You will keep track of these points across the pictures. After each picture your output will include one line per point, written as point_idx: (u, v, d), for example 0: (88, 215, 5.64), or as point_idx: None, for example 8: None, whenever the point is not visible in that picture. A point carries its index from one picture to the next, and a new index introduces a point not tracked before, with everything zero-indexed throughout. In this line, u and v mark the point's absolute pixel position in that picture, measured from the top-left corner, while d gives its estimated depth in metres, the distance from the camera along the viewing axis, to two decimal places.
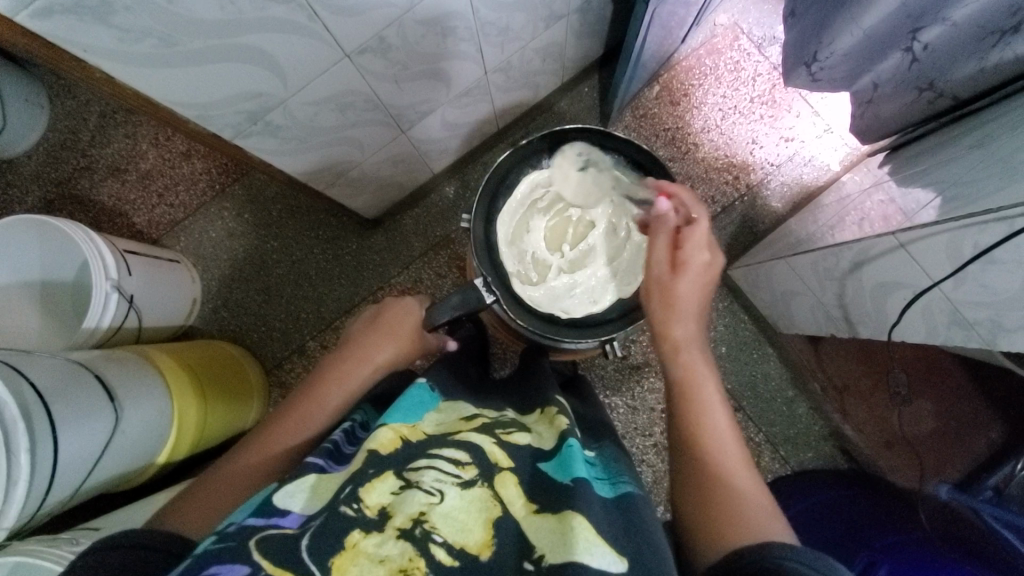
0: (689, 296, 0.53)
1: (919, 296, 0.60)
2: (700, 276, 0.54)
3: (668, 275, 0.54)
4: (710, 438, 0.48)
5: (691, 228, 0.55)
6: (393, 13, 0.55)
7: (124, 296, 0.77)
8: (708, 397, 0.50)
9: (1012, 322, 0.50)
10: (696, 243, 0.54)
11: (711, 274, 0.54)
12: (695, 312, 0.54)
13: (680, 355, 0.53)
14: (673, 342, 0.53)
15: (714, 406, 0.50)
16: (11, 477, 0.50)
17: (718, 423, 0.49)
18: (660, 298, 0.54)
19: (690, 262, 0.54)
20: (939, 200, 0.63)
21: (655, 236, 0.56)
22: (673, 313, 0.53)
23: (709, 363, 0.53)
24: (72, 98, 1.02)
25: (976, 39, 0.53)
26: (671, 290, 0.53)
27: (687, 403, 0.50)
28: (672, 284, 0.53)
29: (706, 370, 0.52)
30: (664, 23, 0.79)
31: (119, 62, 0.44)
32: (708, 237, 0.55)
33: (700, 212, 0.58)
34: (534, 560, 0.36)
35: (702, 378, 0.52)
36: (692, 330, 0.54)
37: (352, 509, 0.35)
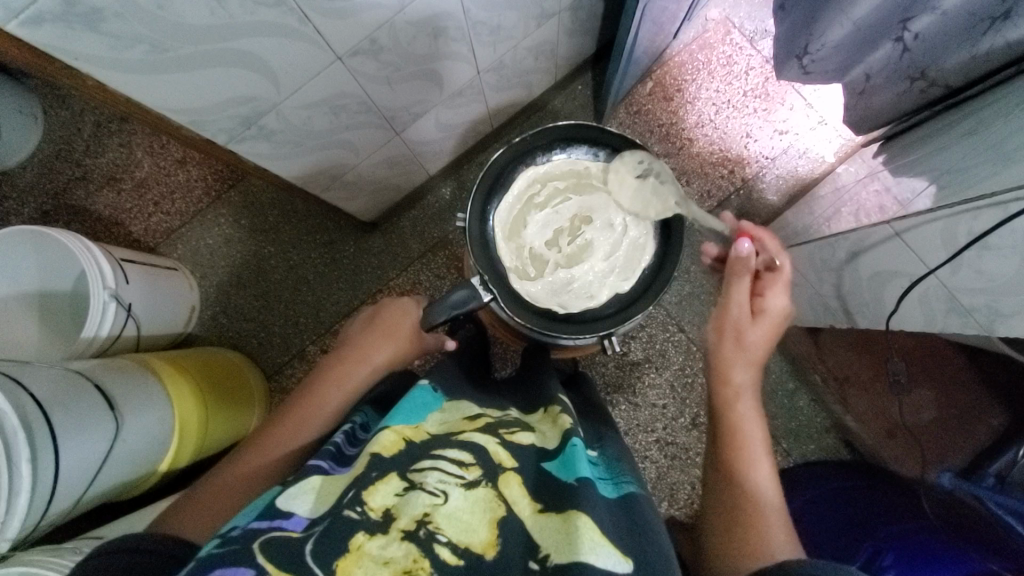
0: (755, 342, 0.58)
1: (916, 283, 0.61)
2: (772, 323, 0.59)
3: (744, 317, 0.59)
4: (752, 483, 0.52)
5: (771, 275, 0.60)
6: (384, 15, 0.55)
7: (122, 305, 0.77)
8: (757, 447, 0.54)
9: (1008, 308, 0.50)
10: (776, 291, 0.59)
11: (777, 321, 0.59)
12: (755, 360, 0.59)
13: (738, 400, 0.57)
14: (733, 387, 0.57)
15: (761, 454, 0.54)
16: (13, 489, 0.50)
17: (760, 472, 0.52)
18: (731, 337, 0.59)
19: (768, 309, 0.59)
20: (933, 188, 0.63)
21: (736, 279, 0.60)
22: (740, 357, 0.58)
23: (760, 415, 0.57)
24: (65, 108, 1.02)
25: (966, 26, 0.53)
26: (744, 332, 0.58)
27: (735, 447, 0.54)
28: (744, 325, 0.58)
29: (756, 419, 0.56)
30: (656, 19, 0.79)
31: (110, 69, 0.44)
32: (786, 287, 0.60)
33: (782, 258, 0.61)
34: (539, 560, 0.36)
35: (752, 425, 0.56)
36: (749, 378, 0.58)
37: (355, 512, 0.35)
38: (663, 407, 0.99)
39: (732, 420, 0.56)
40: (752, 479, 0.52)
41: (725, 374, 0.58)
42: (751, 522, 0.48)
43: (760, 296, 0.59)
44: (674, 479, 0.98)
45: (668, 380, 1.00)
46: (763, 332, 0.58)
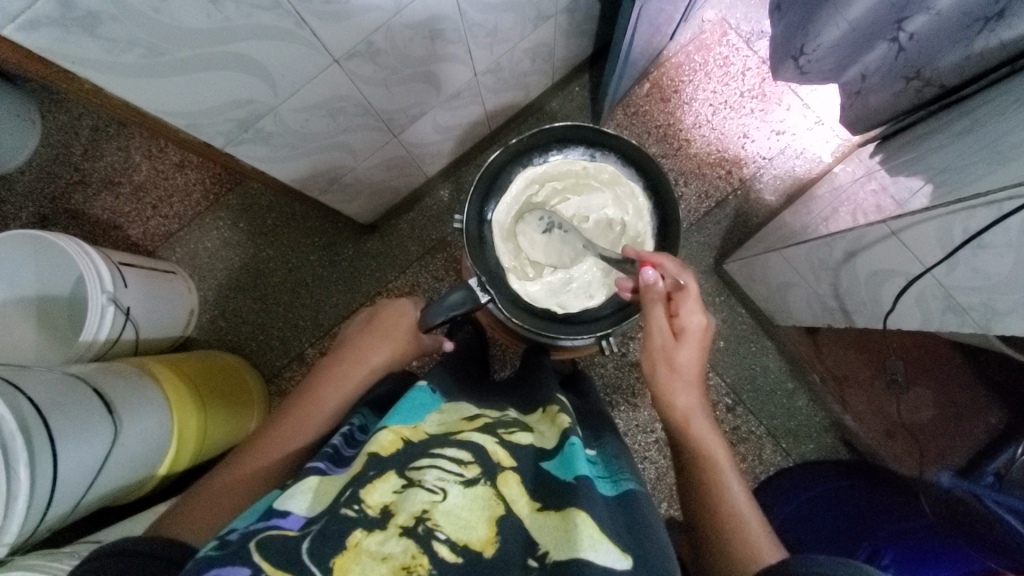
0: (689, 362, 0.56)
1: (912, 282, 0.61)
2: (697, 341, 0.56)
3: (670, 341, 0.57)
4: (723, 502, 0.49)
5: (681, 295, 0.58)
6: (381, 18, 0.55)
7: (120, 309, 0.77)
8: (717, 460, 0.52)
9: (1004, 306, 0.51)
10: (688, 309, 0.57)
11: (702, 336, 0.57)
12: (694, 380, 0.56)
13: (690, 425, 0.54)
14: (680, 411, 0.55)
15: (723, 464, 0.52)
16: (12, 492, 0.50)
17: (732, 487, 0.50)
18: (663, 365, 0.57)
19: (688, 329, 0.57)
20: (929, 187, 0.63)
21: (651, 307, 0.59)
22: (678, 382, 0.56)
23: (716, 432, 0.55)
24: (63, 113, 1.02)
25: (961, 27, 0.53)
26: (675, 357, 0.56)
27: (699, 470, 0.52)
28: (673, 349, 0.56)
29: (712, 436, 0.54)
30: (652, 20, 0.80)
31: (107, 73, 0.44)
32: (698, 303, 0.58)
33: (684, 276, 0.59)
34: (538, 557, 0.36)
35: (710, 443, 0.53)
36: (695, 399, 0.56)
37: (353, 510, 0.35)
38: None
39: (691, 444, 0.54)
40: (722, 498, 0.49)
41: (668, 400, 0.56)
42: (732, 547, 0.46)
43: (675, 315, 0.58)
44: (674, 479, 0.98)
45: None
46: (692, 351, 0.56)
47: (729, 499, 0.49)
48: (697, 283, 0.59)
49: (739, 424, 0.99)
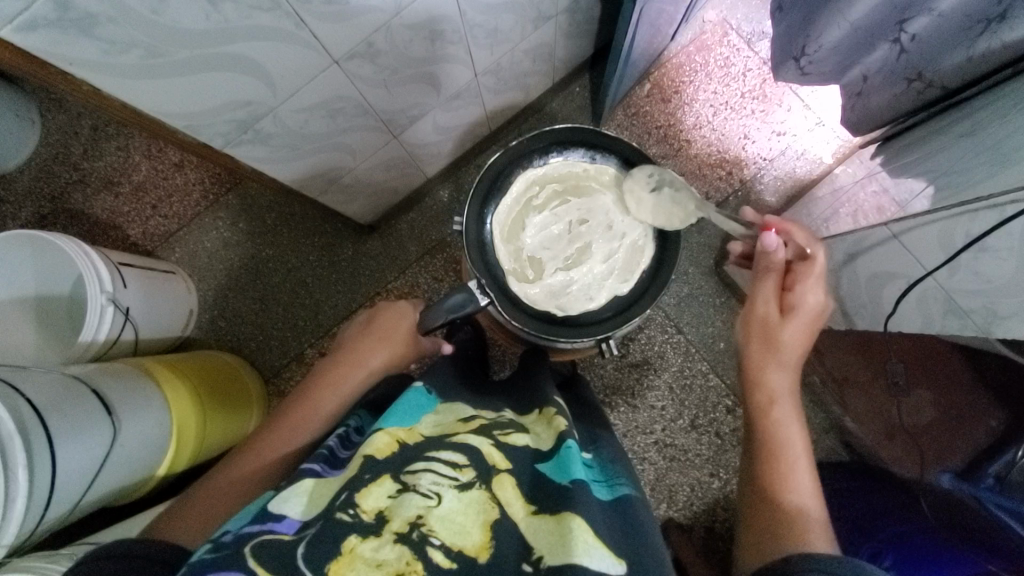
0: (791, 341, 0.58)
1: (913, 284, 0.66)
2: (807, 318, 0.58)
3: (774, 315, 0.59)
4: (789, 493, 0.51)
5: (803, 268, 0.60)
6: (381, 19, 0.55)
7: (119, 309, 0.77)
8: (795, 446, 0.54)
9: (1005, 309, 0.52)
10: (809, 286, 0.59)
11: (813, 314, 0.58)
12: (793, 360, 0.58)
13: (774, 406, 0.56)
14: (770, 392, 0.57)
15: (797, 454, 0.54)
16: (10, 494, 0.50)
17: (800, 481, 0.52)
18: (761, 338, 0.59)
19: (802, 306, 0.58)
20: (931, 188, 0.66)
21: (763, 277, 0.61)
22: (774, 358, 0.58)
23: (800, 422, 0.56)
24: (62, 112, 1.02)
25: (962, 29, 0.53)
26: (776, 332, 0.58)
27: (774, 453, 0.54)
28: (775, 324, 0.58)
29: (794, 423, 0.56)
30: (653, 21, 0.79)
31: (105, 75, 0.44)
32: (818, 280, 0.59)
33: (814, 250, 0.61)
34: (532, 562, 0.36)
35: (791, 431, 0.55)
36: (788, 381, 0.58)
37: (348, 515, 0.35)
38: (662, 409, 0.99)
39: (768, 425, 0.56)
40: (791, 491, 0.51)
41: (760, 377, 0.58)
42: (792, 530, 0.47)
43: (787, 290, 0.60)
44: (674, 481, 0.97)
45: (667, 382, 1.00)
46: (798, 329, 0.58)
47: (792, 490, 0.51)
48: (825, 259, 0.60)
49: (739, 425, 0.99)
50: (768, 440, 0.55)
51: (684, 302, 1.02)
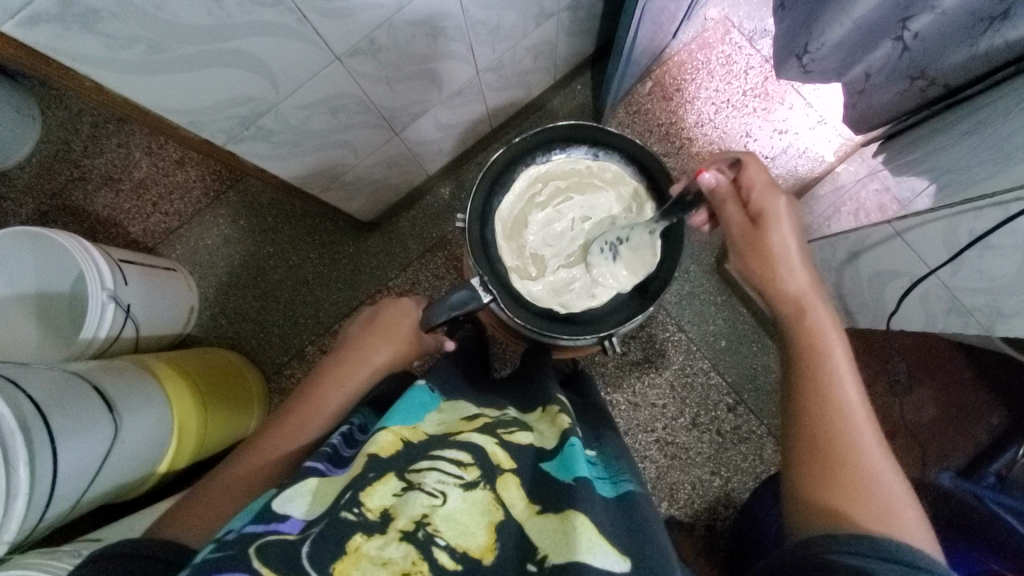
0: (780, 247, 0.55)
1: (917, 283, 0.64)
2: (782, 219, 0.55)
3: (752, 231, 0.56)
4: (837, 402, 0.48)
5: (747, 178, 0.57)
6: (383, 15, 0.55)
7: (120, 306, 0.77)
8: (838, 366, 0.50)
9: (1008, 308, 0.53)
10: (762, 191, 0.56)
11: (784, 213, 0.55)
12: (796, 263, 0.55)
13: (805, 314, 0.54)
14: (793, 298, 0.54)
15: (845, 375, 0.49)
16: (10, 492, 0.50)
17: (847, 389, 0.48)
18: (754, 254, 0.56)
19: (766, 212, 0.56)
20: (934, 186, 0.65)
21: (721, 207, 0.58)
22: (779, 269, 0.55)
23: (836, 323, 0.53)
24: (63, 109, 1.02)
25: (966, 26, 0.53)
26: (764, 246, 0.56)
27: (812, 365, 0.50)
28: (757, 234, 0.56)
29: (829, 326, 0.52)
30: (655, 18, 0.79)
31: (107, 70, 0.44)
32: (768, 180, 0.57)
33: (745, 159, 0.58)
34: (537, 561, 0.36)
35: (827, 336, 0.52)
36: (806, 283, 0.55)
37: (354, 513, 0.35)
38: (663, 407, 0.99)
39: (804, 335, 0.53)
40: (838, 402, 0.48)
41: (777, 285, 0.55)
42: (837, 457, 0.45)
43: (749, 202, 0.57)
44: (675, 479, 0.97)
45: (668, 380, 1.00)
46: (778, 233, 0.55)
47: (840, 397, 0.48)
48: (759, 159, 0.58)
49: (739, 424, 0.98)
50: (803, 348, 0.52)
51: (685, 300, 1.02)
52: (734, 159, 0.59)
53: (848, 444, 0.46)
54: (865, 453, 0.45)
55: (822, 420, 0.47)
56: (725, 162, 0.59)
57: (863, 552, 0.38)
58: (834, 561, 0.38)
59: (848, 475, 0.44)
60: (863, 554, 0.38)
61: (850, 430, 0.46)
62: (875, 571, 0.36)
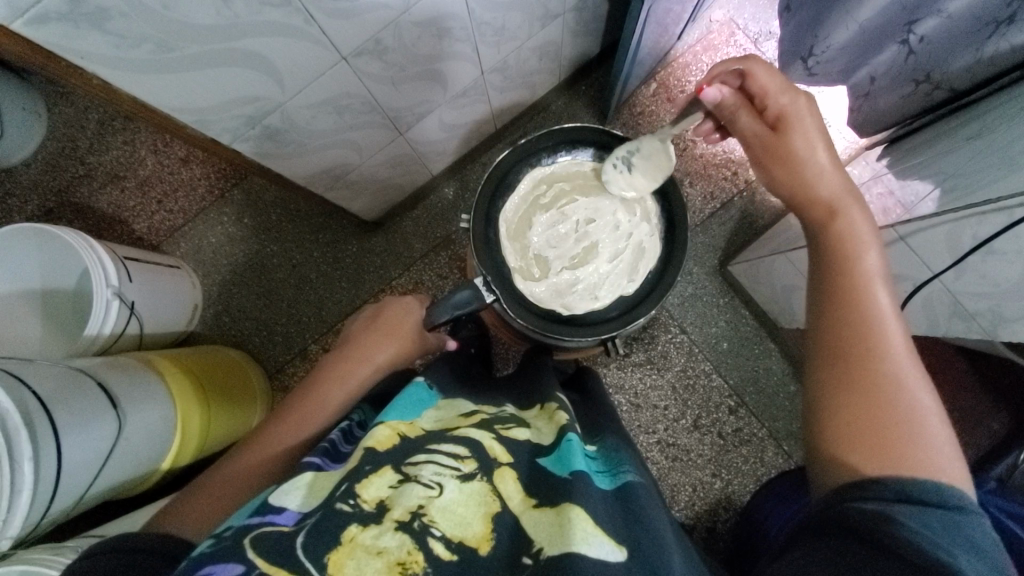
0: (805, 148, 0.55)
1: (918, 289, 0.63)
2: (802, 121, 0.55)
3: (772, 137, 0.57)
4: (868, 305, 0.49)
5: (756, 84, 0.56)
6: (390, 15, 0.55)
7: (124, 303, 0.77)
8: (873, 282, 0.50)
9: (1013, 312, 0.53)
10: (776, 95, 0.56)
11: (802, 114, 0.55)
12: (824, 165, 0.55)
13: (836, 216, 0.53)
14: (826, 200, 0.54)
15: (877, 282, 0.50)
16: (15, 486, 0.50)
17: (880, 295, 0.49)
18: (778, 162, 0.57)
19: (786, 116, 0.56)
20: (937, 191, 0.63)
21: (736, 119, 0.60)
22: (809, 171, 0.55)
23: (870, 225, 0.53)
24: (69, 106, 1.02)
25: (972, 30, 0.53)
26: (787, 149, 0.56)
27: (845, 269, 0.51)
28: (779, 143, 0.57)
29: (864, 227, 0.53)
30: (660, 20, 0.79)
31: (116, 69, 0.44)
32: (781, 78, 0.56)
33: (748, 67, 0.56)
34: (532, 554, 0.35)
35: (860, 237, 0.52)
36: (839, 184, 0.54)
37: (348, 504, 0.36)
38: (665, 408, 0.99)
39: (836, 238, 0.53)
40: (870, 305, 0.49)
41: (811, 196, 0.55)
42: (868, 364, 0.46)
43: (763, 110, 0.57)
44: (676, 480, 0.97)
45: (670, 381, 1.00)
46: (800, 134, 0.55)
47: (871, 303, 0.49)
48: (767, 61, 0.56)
49: (741, 426, 0.98)
50: (834, 250, 0.52)
51: (688, 302, 1.02)
52: (738, 70, 0.57)
53: (883, 353, 0.46)
54: (901, 363, 0.46)
55: (848, 324, 0.48)
56: (730, 71, 0.59)
57: (884, 497, 0.39)
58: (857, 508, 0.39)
59: (880, 389, 0.45)
60: (887, 499, 0.39)
61: (883, 343, 0.47)
62: (901, 520, 0.37)
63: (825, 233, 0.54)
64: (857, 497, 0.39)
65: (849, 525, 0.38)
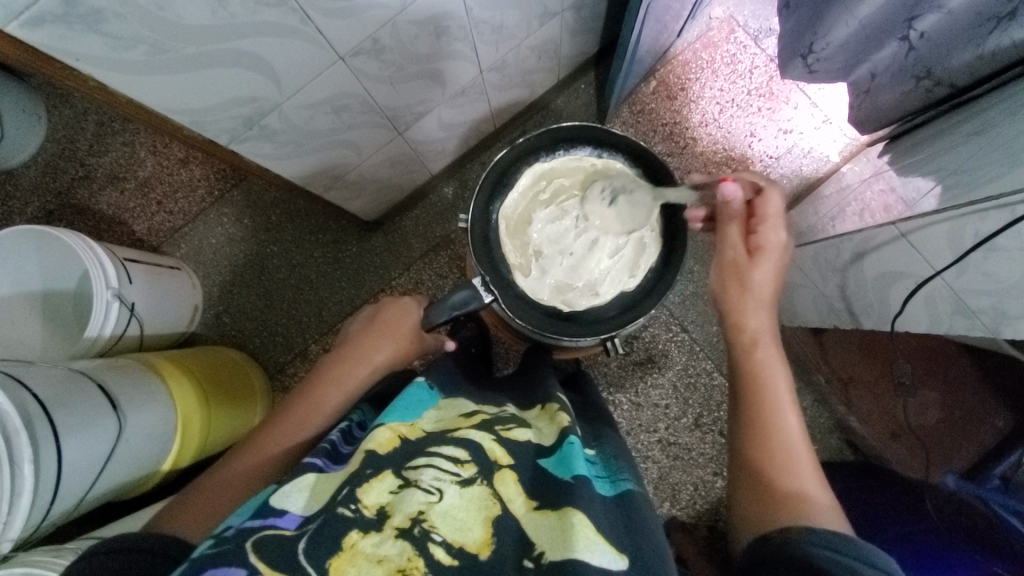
0: (762, 280, 0.56)
1: (921, 285, 0.62)
2: (773, 258, 0.56)
3: (744, 258, 0.56)
4: (776, 427, 0.50)
5: (762, 208, 0.57)
6: (387, 14, 0.55)
7: (125, 305, 0.77)
8: (778, 395, 0.52)
9: (1015, 311, 0.51)
10: (771, 224, 0.56)
11: (779, 254, 0.56)
12: (766, 302, 0.56)
13: (758, 348, 0.55)
14: (750, 332, 0.55)
15: (786, 406, 0.51)
16: (16, 488, 0.50)
17: (787, 416, 0.51)
18: (734, 284, 0.57)
19: (765, 245, 0.56)
20: (940, 188, 0.63)
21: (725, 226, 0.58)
22: (750, 302, 0.56)
23: (783, 362, 0.55)
24: (69, 108, 1.02)
25: (973, 26, 0.52)
26: (746, 274, 0.56)
27: (756, 393, 0.52)
28: (746, 267, 0.56)
29: (778, 364, 0.54)
30: (659, 18, 0.79)
31: (111, 70, 0.44)
32: (780, 216, 0.57)
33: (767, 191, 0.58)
34: (534, 558, 0.36)
35: (775, 370, 0.53)
36: (766, 322, 0.56)
37: (350, 509, 0.35)
38: (666, 407, 0.99)
39: (753, 368, 0.54)
40: (779, 429, 0.50)
41: (738, 320, 0.56)
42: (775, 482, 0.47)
43: (753, 233, 0.57)
44: (677, 479, 0.97)
45: (672, 380, 1.00)
46: (768, 267, 0.56)
47: (780, 425, 0.50)
48: (779, 193, 0.58)
49: None
50: (750, 377, 0.54)
51: (689, 300, 1.02)
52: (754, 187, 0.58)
53: (791, 469, 0.47)
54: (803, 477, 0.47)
55: (757, 444, 0.49)
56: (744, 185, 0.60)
57: (848, 554, 0.37)
58: (808, 550, 0.39)
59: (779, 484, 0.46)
60: (841, 551, 0.37)
61: (783, 453, 0.49)
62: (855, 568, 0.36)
63: (743, 358, 0.55)
64: (785, 544, 0.40)
65: (816, 567, 0.37)
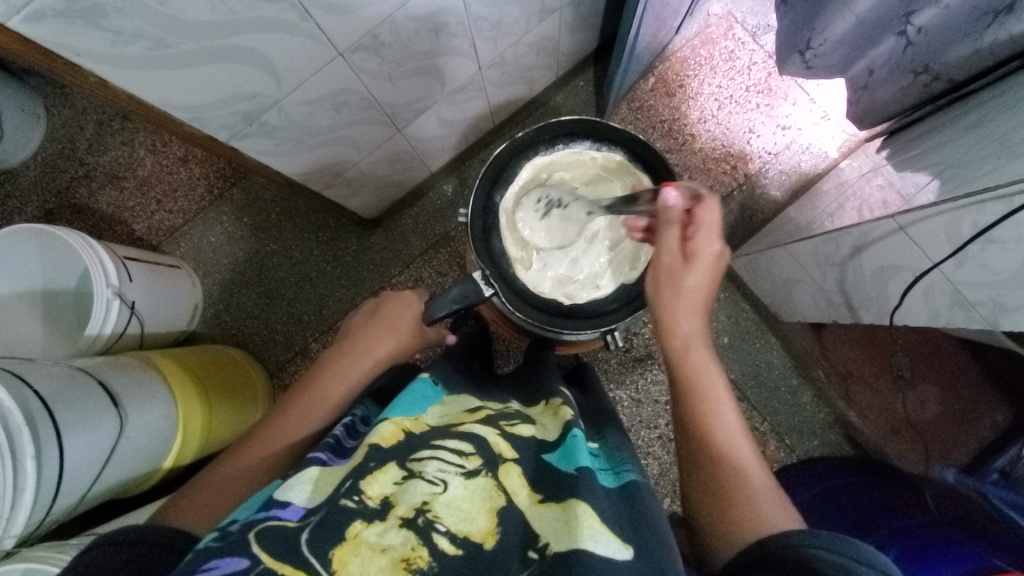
0: (696, 286, 0.53)
1: (919, 278, 0.63)
2: (706, 266, 0.53)
3: (680, 264, 0.54)
4: (720, 433, 0.48)
5: (698, 214, 0.54)
6: (386, 11, 0.55)
7: (125, 303, 0.77)
8: (715, 395, 0.50)
9: (1012, 302, 0.52)
10: (707, 232, 0.54)
11: (716, 263, 0.54)
12: (698, 306, 0.54)
13: (691, 350, 0.53)
14: (682, 336, 0.53)
15: (724, 406, 0.50)
16: (17, 485, 0.50)
17: (727, 418, 0.49)
18: (667, 288, 0.54)
19: (698, 252, 0.53)
20: (937, 182, 0.64)
21: (663, 231, 0.55)
22: (681, 305, 0.54)
23: (715, 361, 0.53)
24: (68, 107, 1.02)
25: (970, 20, 0.53)
26: (681, 279, 0.54)
27: (694, 400, 0.50)
28: (681, 274, 0.54)
29: (713, 365, 0.53)
30: (658, 14, 0.79)
31: (112, 65, 0.44)
32: (715, 224, 0.54)
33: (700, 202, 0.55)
34: (538, 548, 0.36)
35: (710, 372, 0.52)
36: (697, 326, 0.54)
37: (353, 501, 0.35)
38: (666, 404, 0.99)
39: (687, 371, 0.52)
40: (725, 435, 0.48)
41: (668, 326, 0.54)
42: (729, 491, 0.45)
43: (688, 239, 0.54)
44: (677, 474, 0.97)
45: None
46: (701, 275, 0.53)
47: (719, 429, 0.49)
48: (710, 199, 0.55)
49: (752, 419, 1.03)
50: (686, 382, 0.51)
51: None
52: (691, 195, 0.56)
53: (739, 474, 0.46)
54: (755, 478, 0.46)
55: (706, 455, 0.48)
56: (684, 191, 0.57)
57: (846, 554, 0.36)
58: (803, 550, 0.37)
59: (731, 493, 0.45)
60: (839, 552, 0.36)
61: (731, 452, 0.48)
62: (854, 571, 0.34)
63: (676, 364, 0.53)
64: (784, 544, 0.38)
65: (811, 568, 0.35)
